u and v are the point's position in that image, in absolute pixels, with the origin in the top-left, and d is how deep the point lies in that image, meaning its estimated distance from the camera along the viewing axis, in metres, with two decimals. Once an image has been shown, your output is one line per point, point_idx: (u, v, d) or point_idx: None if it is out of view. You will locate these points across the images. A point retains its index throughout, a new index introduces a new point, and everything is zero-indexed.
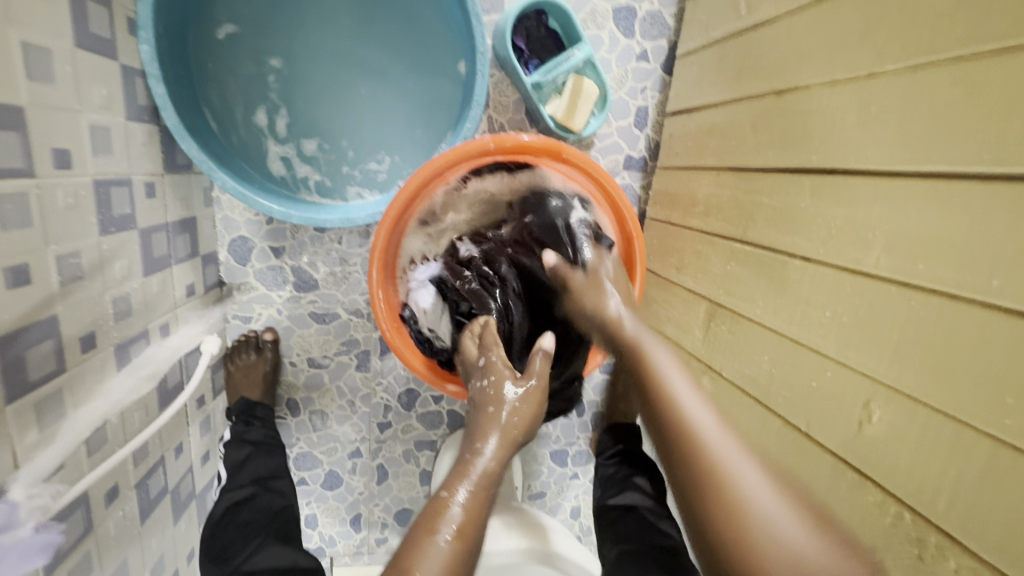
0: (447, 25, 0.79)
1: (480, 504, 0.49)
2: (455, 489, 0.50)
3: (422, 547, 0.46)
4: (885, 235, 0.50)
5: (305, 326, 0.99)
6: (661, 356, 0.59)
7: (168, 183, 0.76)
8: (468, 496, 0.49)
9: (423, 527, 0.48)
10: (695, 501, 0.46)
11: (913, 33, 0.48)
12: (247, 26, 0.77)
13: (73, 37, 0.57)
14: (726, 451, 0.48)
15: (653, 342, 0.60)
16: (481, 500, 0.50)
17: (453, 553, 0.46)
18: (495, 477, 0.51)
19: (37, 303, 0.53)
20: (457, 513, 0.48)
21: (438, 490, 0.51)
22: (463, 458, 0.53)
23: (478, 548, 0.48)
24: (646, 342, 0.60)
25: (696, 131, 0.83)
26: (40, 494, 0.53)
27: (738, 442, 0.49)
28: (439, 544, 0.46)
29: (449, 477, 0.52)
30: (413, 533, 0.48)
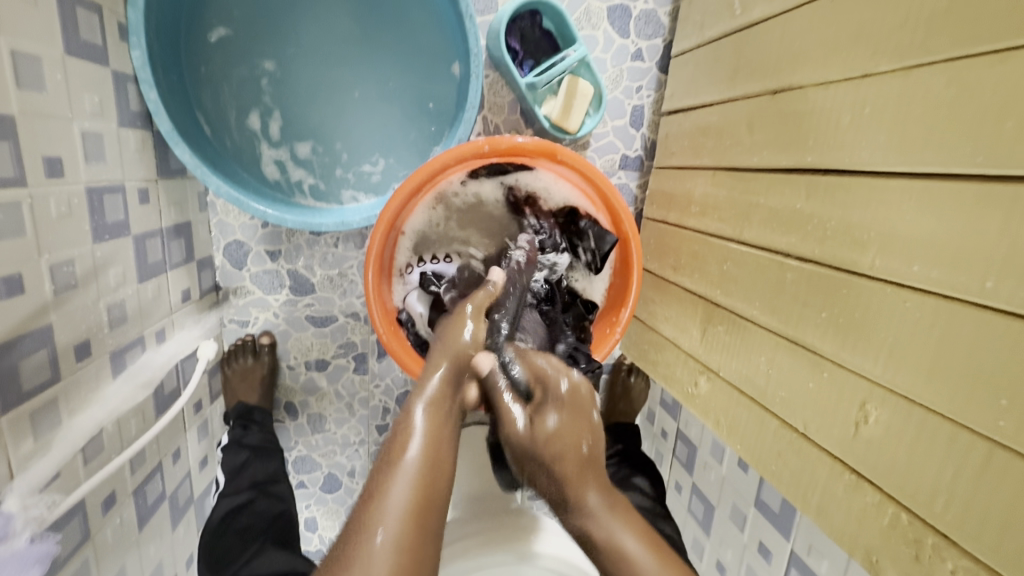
0: (440, 26, 0.79)
1: (435, 425, 0.52)
2: (409, 419, 0.53)
3: (385, 477, 0.47)
4: (881, 235, 0.50)
5: (302, 329, 0.99)
6: (599, 497, 0.56)
7: (162, 189, 0.76)
8: (422, 430, 0.51)
9: (384, 456, 0.49)
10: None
11: (907, 34, 0.48)
12: (240, 29, 0.77)
13: (63, 44, 0.57)
14: (649, 571, 0.52)
15: (599, 489, 0.56)
16: (435, 433, 0.51)
17: (419, 471, 0.47)
18: (445, 400, 0.55)
19: (30, 312, 0.52)
20: (416, 434, 0.51)
21: (395, 423, 0.53)
22: (410, 404, 0.55)
23: (442, 477, 0.48)
24: (596, 473, 0.58)
25: (691, 130, 0.83)
26: (34, 504, 0.53)
27: (661, 558, 0.54)
28: (401, 475, 0.47)
29: (399, 414, 0.54)
30: (378, 467, 0.49)
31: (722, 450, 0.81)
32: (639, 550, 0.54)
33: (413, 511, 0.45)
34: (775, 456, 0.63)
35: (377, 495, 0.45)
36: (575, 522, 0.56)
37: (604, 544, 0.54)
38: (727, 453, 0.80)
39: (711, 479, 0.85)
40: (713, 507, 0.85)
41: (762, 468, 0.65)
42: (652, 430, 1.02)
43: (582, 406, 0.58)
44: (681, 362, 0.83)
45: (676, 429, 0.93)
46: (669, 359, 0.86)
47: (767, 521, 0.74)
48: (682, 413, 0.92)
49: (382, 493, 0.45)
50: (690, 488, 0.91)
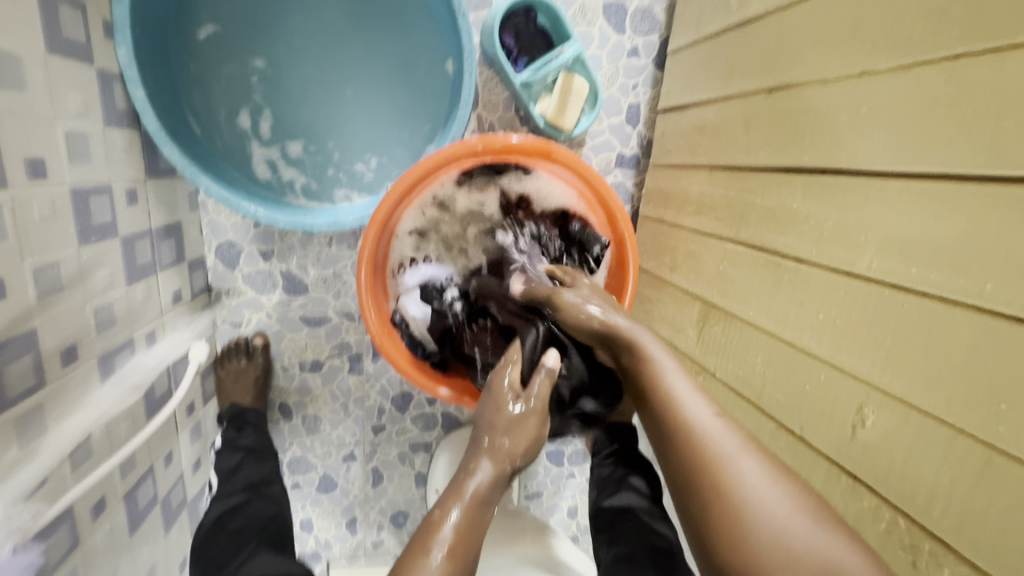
0: (434, 22, 0.78)
1: (469, 525, 0.49)
2: (451, 507, 0.50)
3: (410, 571, 0.45)
4: (878, 237, 0.49)
5: (295, 330, 0.98)
6: (657, 350, 0.53)
7: (151, 189, 0.75)
8: (457, 517, 0.49)
9: (414, 547, 0.47)
10: (703, 492, 0.43)
11: (906, 31, 0.47)
12: (229, 26, 0.76)
13: (45, 42, 0.55)
14: (727, 449, 0.44)
15: (642, 331, 0.54)
16: (471, 524, 0.49)
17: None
18: (493, 489, 0.52)
19: (14, 317, 0.51)
20: (449, 534, 0.48)
21: (433, 508, 0.50)
22: (454, 484, 0.52)
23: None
24: (664, 366, 0.51)
25: (688, 129, 0.82)
26: (20, 513, 0.52)
27: (744, 436, 0.45)
28: (427, 572, 0.45)
29: (443, 495, 0.52)
30: (405, 558, 0.47)
31: None
32: (713, 426, 0.46)
33: None
34: None
35: None
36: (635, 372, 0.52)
37: (664, 411, 0.48)
38: None
39: None
40: None
41: None
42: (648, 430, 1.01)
43: (608, 304, 0.59)
44: (677, 362, 0.82)
45: None
46: None
47: None
48: None
49: None
50: None
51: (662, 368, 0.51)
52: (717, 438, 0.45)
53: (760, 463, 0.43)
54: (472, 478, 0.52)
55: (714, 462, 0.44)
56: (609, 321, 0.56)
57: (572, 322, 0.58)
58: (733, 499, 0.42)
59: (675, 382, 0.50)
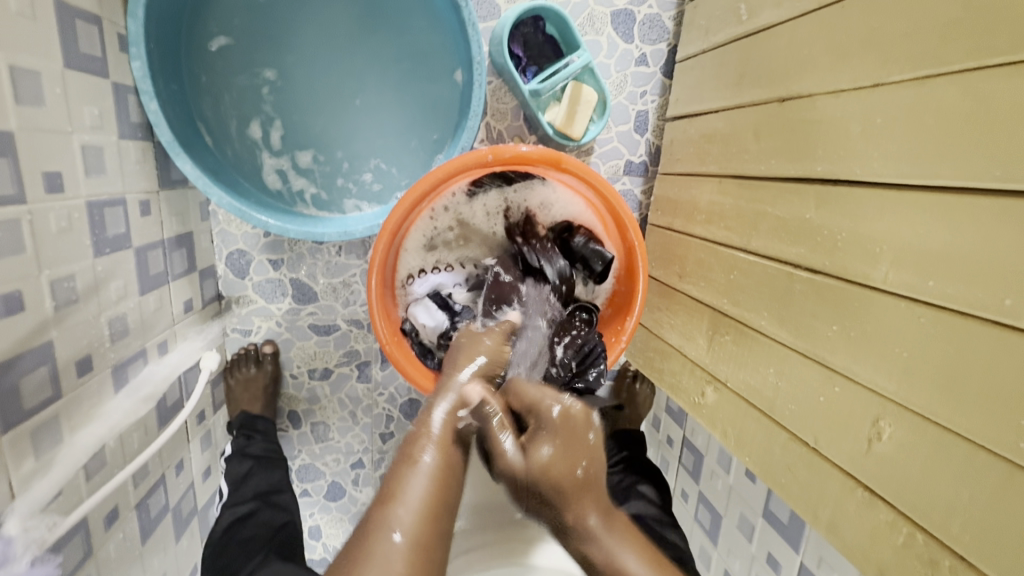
0: (443, 33, 0.78)
1: (454, 434, 0.52)
2: (432, 420, 0.53)
3: (402, 474, 0.47)
4: (893, 248, 0.49)
5: (305, 338, 0.98)
6: (628, 555, 0.53)
7: (163, 200, 0.75)
8: (442, 432, 0.52)
9: (403, 454, 0.50)
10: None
11: (920, 43, 0.47)
12: (240, 38, 0.76)
13: (62, 57, 0.56)
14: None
15: (606, 535, 0.53)
16: (455, 432, 0.52)
17: (438, 473, 0.48)
18: (467, 403, 0.56)
19: (30, 330, 0.52)
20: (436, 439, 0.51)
21: (415, 424, 0.53)
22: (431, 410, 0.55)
23: (454, 487, 0.49)
24: (609, 549, 0.53)
25: (697, 137, 0.82)
26: (36, 525, 0.52)
27: None
28: (418, 476, 0.47)
29: (422, 414, 0.54)
30: (395, 465, 0.49)
31: (729, 460, 0.81)
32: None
33: (431, 508, 0.45)
34: (785, 469, 0.62)
35: (396, 492, 0.46)
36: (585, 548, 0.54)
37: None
38: (735, 463, 0.79)
39: (718, 489, 0.84)
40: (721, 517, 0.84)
41: (771, 481, 0.64)
42: (657, 437, 1.01)
43: (577, 455, 0.53)
44: (687, 371, 0.82)
45: (682, 436, 0.92)
46: (675, 367, 0.85)
47: (775, 533, 0.73)
48: (688, 422, 0.91)
49: (400, 494, 0.46)
50: (696, 497, 0.90)
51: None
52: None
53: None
54: (447, 402, 0.55)
55: None
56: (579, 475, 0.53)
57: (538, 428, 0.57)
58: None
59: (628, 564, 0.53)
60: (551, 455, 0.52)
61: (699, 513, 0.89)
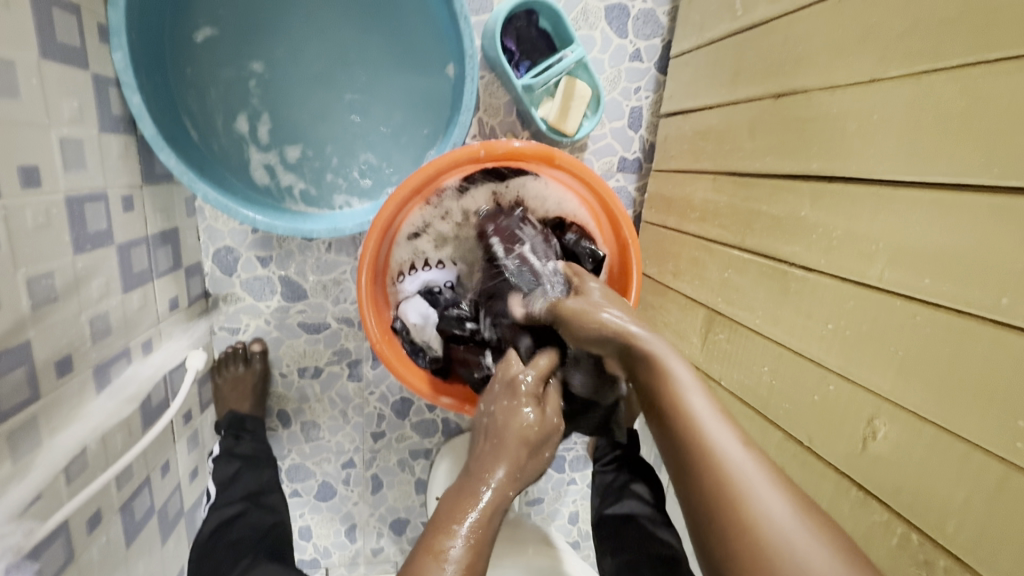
0: (435, 26, 0.77)
1: (482, 531, 0.46)
2: (461, 510, 0.47)
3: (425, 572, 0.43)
4: (889, 247, 0.48)
5: (294, 336, 0.97)
6: (681, 369, 0.49)
7: (147, 195, 0.73)
8: (471, 519, 0.46)
9: (425, 545, 0.45)
10: (734, 520, 0.38)
11: (918, 39, 0.46)
12: (226, 29, 0.74)
13: (39, 47, 0.54)
14: (751, 475, 0.40)
15: (671, 352, 0.50)
16: (487, 522, 0.47)
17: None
18: (504, 493, 0.49)
19: (6, 329, 0.50)
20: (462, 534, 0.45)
21: (442, 510, 0.48)
22: (463, 490, 0.49)
23: None
24: (662, 355, 0.50)
25: (691, 134, 0.82)
26: (11, 531, 0.50)
27: (771, 469, 0.40)
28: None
29: (452, 495, 0.50)
30: (415, 559, 0.45)
31: None
32: (747, 466, 0.40)
33: None
34: (779, 468, 0.61)
35: None
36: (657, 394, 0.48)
37: (685, 435, 0.44)
38: None
39: None
40: None
41: None
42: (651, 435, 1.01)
43: (627, 310, 0.56)
44: None
45: None
46: None
47: None
48: None
49: None
50: None
51: (682, 386, 0.47)
52: (742, 464, 0.40)
53: (787, 498, 0.39)
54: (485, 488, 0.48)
55: (736, 489, 0.39)
56: (628, 332, 0.53)
57: (581, 325, 0.57)
58: (757, 534, 0.37)
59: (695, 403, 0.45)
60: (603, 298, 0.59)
61: None
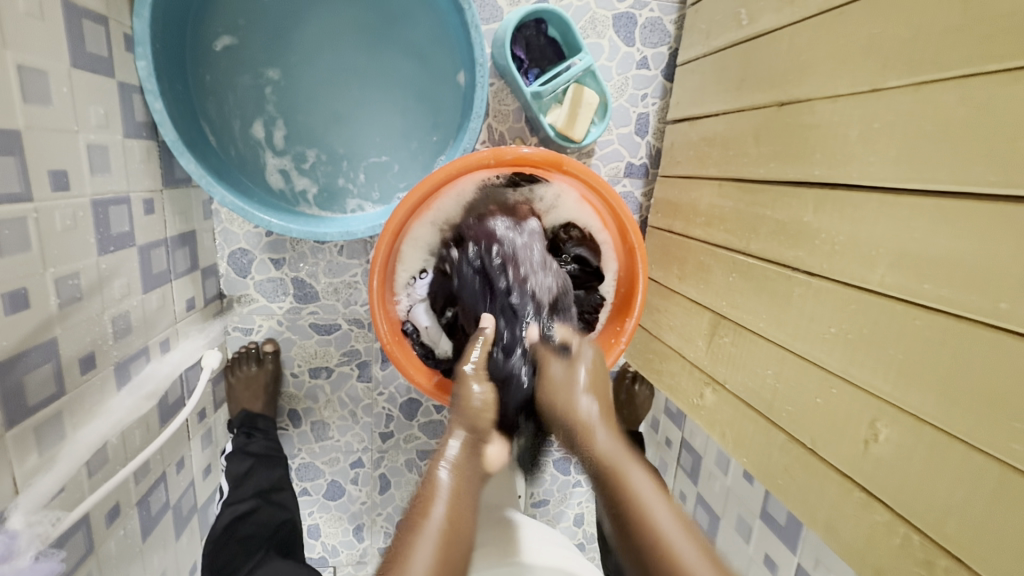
0: (447, 35, 0.79)
1: (457, 502, 0.54)
2: (435, 483, 0.55)
3: (410, 540, 0.49)
4: (891, 252, 0.49)
5: (305, 337, 0.98)
6: (639, 476, 0.56)
7: (167, 199, 0.76)
8: (447, 486, 0.54)
9: (409, 521, 0.52)
10: (652, 554, 0.50)
11: (919, 49, 0.47)
12: (245, 38, 0.77)
13: (69, 57, 0.57)
14: (675, 536, 0.50)
15: (629, 463, 0.56)
16: (459, 496, 0.54)
17: (442, 533, 0.50)
18: (467, 479, 0.56)
19: (36, 327, 0.52)
20: (442, 500, 0.53)
21: (422, 482, 0.56)
22: (431, 473, 0.56)
23: (457, 553, 0.50)
24: (621, 462, 0.56)
25: (697, 140, 0.83)
26: (40, 520, 0.53)
27: (700, 545, 0.50)
28: (424, 546, 0.49)
29: (426, 476, 0.56)
30: (402, 533, 0.51)
31: (727, 461, 0.82)
32: (673, 536, 0.50)
33: None
34: (783, 470, 0.62)
35: (404, 555, 0.48)
36: (618, 502, 0.54)
37: (631, 510, 0.53)
38: (733, 464, 0.81)
39: (716, 489, 0.85)
40: (719, 517, 0.85)
41: (768, 482, 0.65)
42: (656, 439, 1.02)
43: (602, 406, 0.62)
44: (687, 373, 0.82)
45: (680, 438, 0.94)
46: (674, 369, 0.86)
47: (773, 534, 0.74)
48: (687, 423, 0.92)
49: (407, 561, 0.48)
50: (694, 498, 0.92)
51: (644, 497, 0.53)
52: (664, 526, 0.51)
53: (698, 548, 0.50)
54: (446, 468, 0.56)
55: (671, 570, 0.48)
56: (590, 429, 0.60)
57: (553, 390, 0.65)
58: None
59: (611, 449, 0.58)
60: (586, 380, 0.65)
61: (697, 513, 0.91)
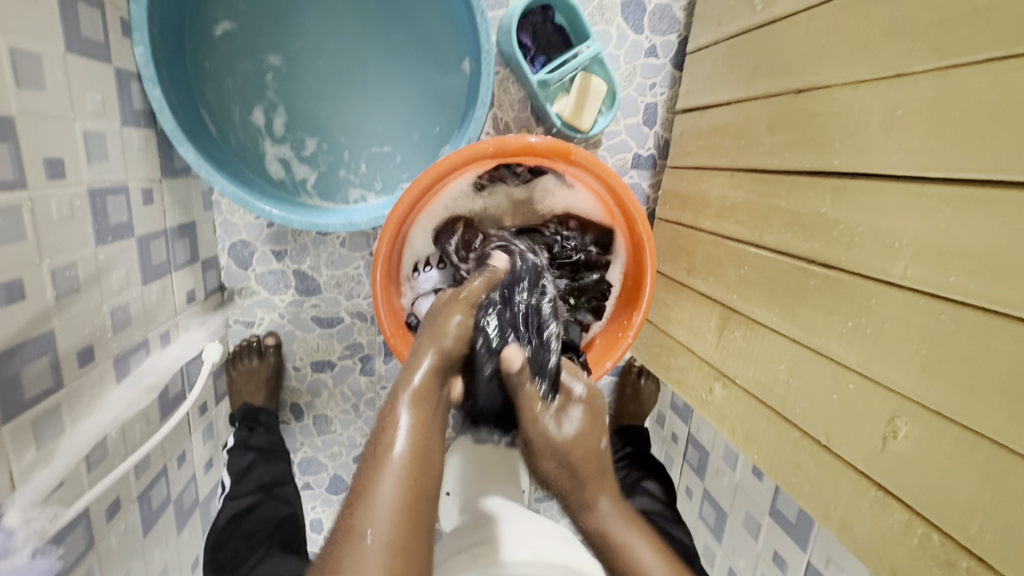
0: (452, 20, 0.77)
1: (419, 424, 0.50)
2: (396, 412, 0.51)
3: (374, 474, 0.46)
4: (914, 244, 0.48)
5: (308, 330, 0.97)
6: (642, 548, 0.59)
7: (166, 189, 0.74)
8: (408, 416, 0.50)
9: (370, 455, 0.48)
10: None
11: (946, 32, 0.45)
12: (245, 22, 0.75)
13: (64, 40, 0.55)
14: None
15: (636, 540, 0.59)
16: (422, 421, 0.51)
17: (406, 464, 0.47)
18: (430, 398, 0.53)
19: (32, 319, 0.51)
20: (403, 430, 0.49)
21: (381, 417, 0.51)
22: (396, 392, 0.53)
23: (430, 472, 0.48)
24: (623, 533, 0.59)
25: (708, 130, 0.81)
26: (36, 517, 0.51)
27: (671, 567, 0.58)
28: (393, 462, 0.47)
29: (383, 410, 0.52)
30: (363, 464, 0.48)
31: (736, 457, 0.81)
32: (657, 568, 0.57)
33: (404, 510, 0.44)
34: (796, 468, 0.61)
35: (367, 491, 0.45)
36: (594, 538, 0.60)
37: None
38: (742, 460, 0.79)
39: (724, 486, 0.84)
40: (726, 513, 0.85)
41: (779, 479, 0.64)
42: (662, 434, 1.01)
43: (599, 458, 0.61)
44: (695, 367, 0.81)
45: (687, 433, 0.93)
46: (681, 364, 0.85)
47: (782, 531, 0.73)
48: (694, 418, 0.91)
49: (372, 491, 0.45)
50: (701, 494, 0.91)
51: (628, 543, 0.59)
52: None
53: None
54: (409, 391, 0.53)
55: None
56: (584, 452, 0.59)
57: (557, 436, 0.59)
58: None
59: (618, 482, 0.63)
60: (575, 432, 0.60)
61: (704, 508, 0.90)
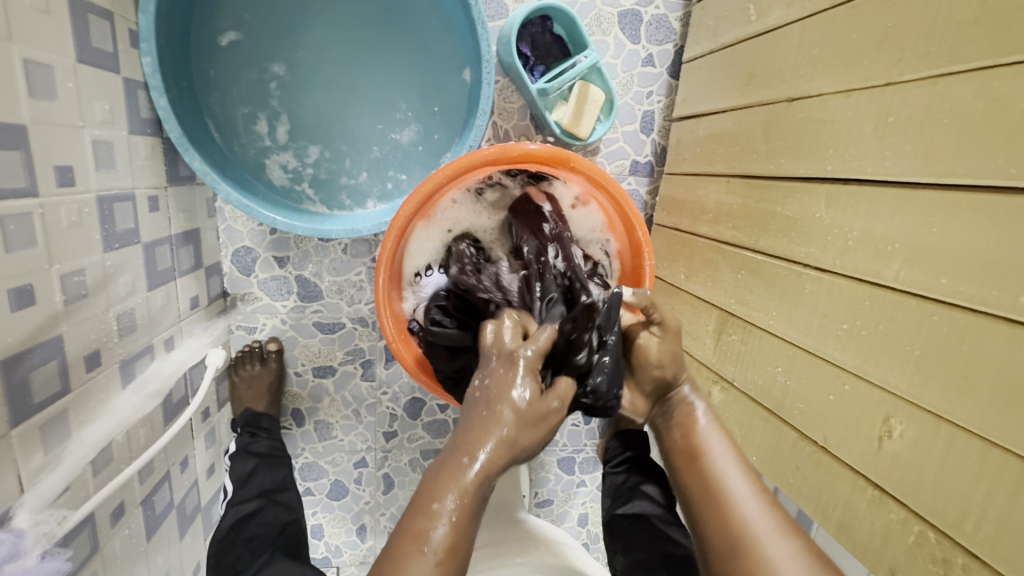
0: (454, 31, 0.78)
1: (469, 518, 0.43)
2: (443, 489, 0.43)
3: (406, 557, 0.41)
4: (906, 248, 0.49)
5: (310, 336, 0.98)
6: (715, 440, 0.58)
7: (171, 196, 0.75)
8: (458, 505, 0.42)
9: (407, 532, 0.42)
10: (733, 543, 0.50)
11: (934, 42, 0.47)
12: (250, 33, 0.76)
13: (75, 51, 0.56)
14: (757, 519, 0.50)
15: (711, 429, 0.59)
16: (472, 513, 0.43)
17: (442, 567, 0.41)
18: (485, 489, 0.43)
19: (41, 324, 0.52)
20: (447, 518, 0.42)
21: (423, 484, 0.44)
22: (448, 459, 0.44)
23: (463, 570, 0.42)
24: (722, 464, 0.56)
25: (704, 137, 0.82)
26: (45, 519, 0.52)
27: (782, 519, 0.50)
28: (426, 561, 0.41)
29: (430, 470, 0.45)
30: (397, 539, 0.42)
31: None
32: (744, 493, 0.53)
33: None
34: (794, 469, 0.62)
35: None
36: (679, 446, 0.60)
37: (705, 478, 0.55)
38: None
39: None
40: None
41: (779, 480, 0.64)
42: None
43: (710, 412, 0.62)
44: (694, 371, 0.82)
45: None
46: None
47: None
48: None
49: None
50: None
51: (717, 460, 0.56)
52: (735, 488, 0.53)
53: (795, 548, 0.48)
54: (466, 473, 0.43)
55: (749, 537, 0.49)
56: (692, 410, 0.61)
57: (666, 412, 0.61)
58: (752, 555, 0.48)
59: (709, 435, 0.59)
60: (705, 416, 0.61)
61: None
